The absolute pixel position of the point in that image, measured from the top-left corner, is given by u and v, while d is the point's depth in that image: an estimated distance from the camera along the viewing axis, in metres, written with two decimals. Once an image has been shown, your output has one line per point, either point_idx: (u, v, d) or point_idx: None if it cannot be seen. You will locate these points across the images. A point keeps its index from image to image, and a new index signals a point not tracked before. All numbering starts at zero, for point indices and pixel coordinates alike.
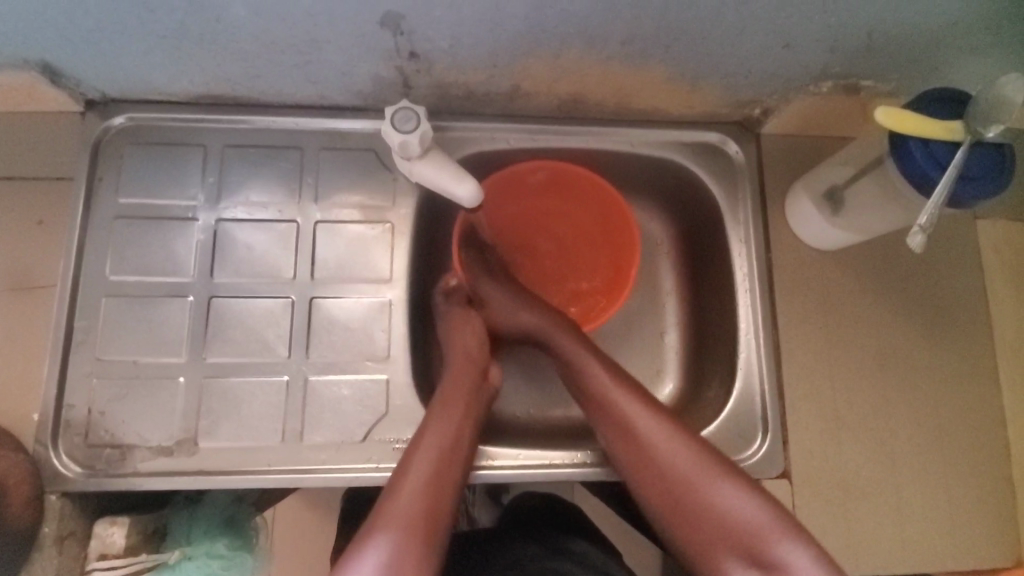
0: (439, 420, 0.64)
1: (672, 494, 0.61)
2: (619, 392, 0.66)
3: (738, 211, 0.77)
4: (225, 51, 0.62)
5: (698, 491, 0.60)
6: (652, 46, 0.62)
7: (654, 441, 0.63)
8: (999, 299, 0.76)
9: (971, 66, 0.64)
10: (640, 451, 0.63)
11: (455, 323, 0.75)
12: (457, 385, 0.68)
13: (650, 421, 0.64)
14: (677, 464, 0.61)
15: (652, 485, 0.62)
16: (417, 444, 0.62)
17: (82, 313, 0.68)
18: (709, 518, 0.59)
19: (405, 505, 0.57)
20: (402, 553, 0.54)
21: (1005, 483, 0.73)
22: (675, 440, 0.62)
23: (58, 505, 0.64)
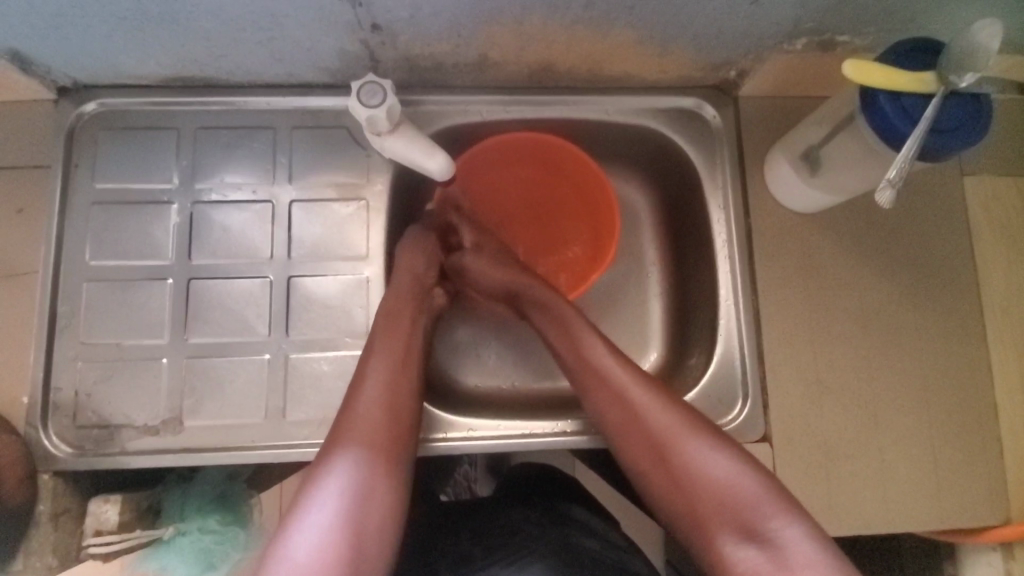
0: (386, 347, 0.64)
1: (653, 443, 0.59)
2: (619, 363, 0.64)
3: (716, 177, 0.76)
4: (187, 31, 0.62)
5: (675, 441, 0.58)
6: (616, 8, 0.61)
7: (638, 412, 0.61)
8: (985, 257, 0.75)
9: (947, 16, 0.62)
10: (633, 426, 0.61)
11: (403, 249, 0.72)
12: (399, 315, 0.67)
13: (637, 390, 0.62)
14: (661, 431, 0.59)
15: (643, 440, 0.60)
16: (367, 369, 0.62)
17: (65, 298, 0.69)
18: (693, 484, 0.57)
19: (365, 425, 0.58)
20: (366, 471, 0.56)
21: (992, 440, 0.72)
22: (663, 415, 0.60)
23: (51, 484, 0.66)
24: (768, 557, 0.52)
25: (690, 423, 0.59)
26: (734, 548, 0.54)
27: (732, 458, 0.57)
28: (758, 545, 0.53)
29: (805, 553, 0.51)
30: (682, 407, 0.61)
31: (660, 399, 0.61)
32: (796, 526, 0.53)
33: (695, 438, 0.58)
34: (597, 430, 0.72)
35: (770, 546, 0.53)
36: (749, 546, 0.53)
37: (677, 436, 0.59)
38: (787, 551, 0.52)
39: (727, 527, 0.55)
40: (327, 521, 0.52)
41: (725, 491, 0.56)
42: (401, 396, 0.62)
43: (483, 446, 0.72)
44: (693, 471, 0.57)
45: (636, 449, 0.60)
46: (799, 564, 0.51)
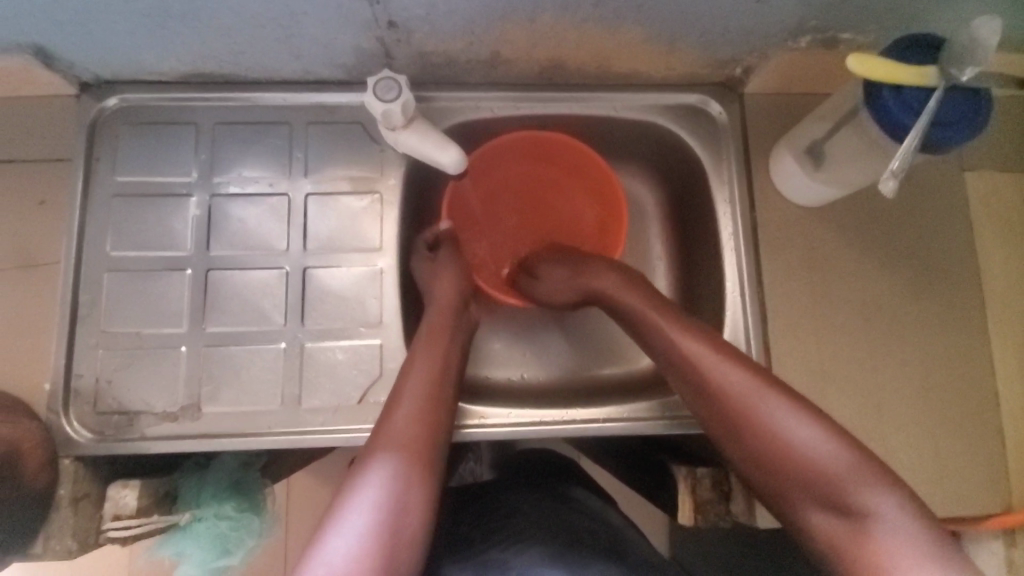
0: (424, 360, 0.65)
1: (726, 409, 0.59)
2: (707, 345, 0.62)
3: (722, 172, 0.78)
4: (208, 27, 0.64)
5: (747, 407, 0.58)
6: (625, 7, 0.63)
7: (724, 389, 0.60)
8: (986, 250, 0.77)
9: (947, 14, 0.64)
10: (717, 403, 0.60)
11: (439, 276, 0.75)
12: (442, 334, 0.69)
13: (725, 368, 0.60)
14: (747, 406, 0.58)
15: (700, 402, 0.62)
16: (404, 384, 0.63)
17: (86, 288, 0.71)
18: (770, 447, 0.57)
19: (399, 436, 0.59)
20: (400, 478, 0.56)
21: (994, 429, 0.74)
22: (755, 393, 0.59)
23: (72, 468, 0.67)
24: (854, 530, 0.53)
25: (785, 400, 0.58)
26: (818, 517, 0.55)
27: (830, 436, 0.56)
28: (847, 519, 0.54)
29: (900, 528, 0.52)
30: (775, 384, 0.59)
31: (737, 363, 0.61)
32: (894, 501, 0.53)
33: (768, 399, 0.58)
34: (605, 417, 0.74)
35: (860, 519, 0.53)
36: (839, 520, 0.54)
37: (768, 413, 0.57)
38: (882, 526, 0.52)
39: (813, 501, 0.55)
40: (363, 523, 0.53)
41: (806, 455, 0.56)
42: (437, 408, 0.62)
43: (494, 434, 0.73)
44: (786, 447, 0.56)
45: (708, 412, 0.61)
46: (884, 525, 0.52)
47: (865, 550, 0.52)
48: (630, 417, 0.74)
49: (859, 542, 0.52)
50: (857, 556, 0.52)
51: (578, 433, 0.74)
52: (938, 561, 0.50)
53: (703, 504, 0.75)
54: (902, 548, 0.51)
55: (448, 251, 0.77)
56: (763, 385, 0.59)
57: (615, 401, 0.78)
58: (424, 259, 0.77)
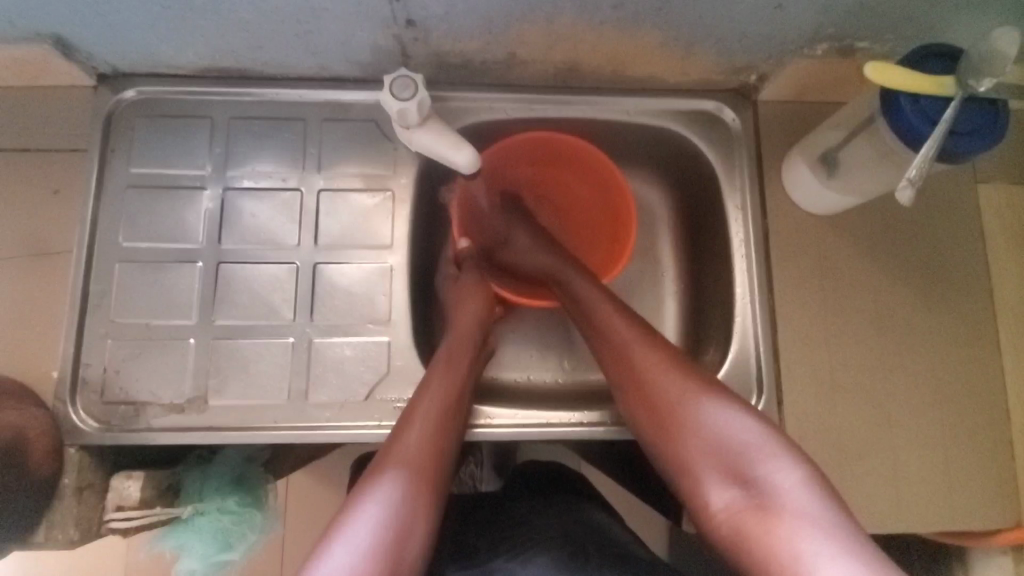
0: (439, 383, 0.65)
1: (655, 400, 0.60)
2: (626, 327, 0.65)
3: (735, 178, 0.78)
4: (228, 21, 0.64)
5: (678, 396, 0.59)
6: (644, 10, 0.63)
7: (643, 368, 0.61)
8: (1000, 262, 0.76)
9: (965, 24, 0.64)
10: (637, 383, 0.61)
11: (464, 301, 0.76)
12: (459, 359, 0.69)
13: (642, 347, 0.62)
14: (663, 383, 0.60)
15: (633, 393, 0.62)
16: (417, 406, 0.63)
17: (97, 278, 0.71)
18: (695, 437, 0.57)
19: (408, 457, 0.58)
20: (406, 497, 0.56)
21: (1004, 444, 0.73)
22: (670, 371, 0.60)
23: (77, 457, 0.67)
24: (755, 504, 0.51)
25: (699, 383, 0.59)
26: (720, 492, 0.54)
27: (742, 414, 0.56)
28: (746, 494, 0.53)
29: (799, 501, 0.50)
30: (689, 367, 0.61)
31: (667, 354, 0.62)
32: (794, 474, 0.52)
33: (700, 392, 0.58)
34: (610, 422, 0.74)
35: (761, 492, 0.52)
36: (739, 494, 0.53)
37: (683, 390, 0.59)
38: (781, 497, 0.51)
39: (717, 475, 0.54)
40: (364, 541, 0.52)
41: (728, 442, 0.55)
42: (444, 433, 0.62)
43: (499, 434, 0.73)
44: (695, 422, 0.57)
45: (640, 406, 0.61)
46: (793, 512, 0.49)
47: (767, 522, 0.50)
48: (634, 422, 0.74)
49: (757, 516, 0.51)
50: (756, 530, 0.50)
51: (583, 437, 0.74)
52: (838, 533, 0.48)
53: None
54: (798, 518, 0.49)
55: (473, 272, 0.79)
56: (690, 376, 0.60)
57: (621, 405, 0.78)
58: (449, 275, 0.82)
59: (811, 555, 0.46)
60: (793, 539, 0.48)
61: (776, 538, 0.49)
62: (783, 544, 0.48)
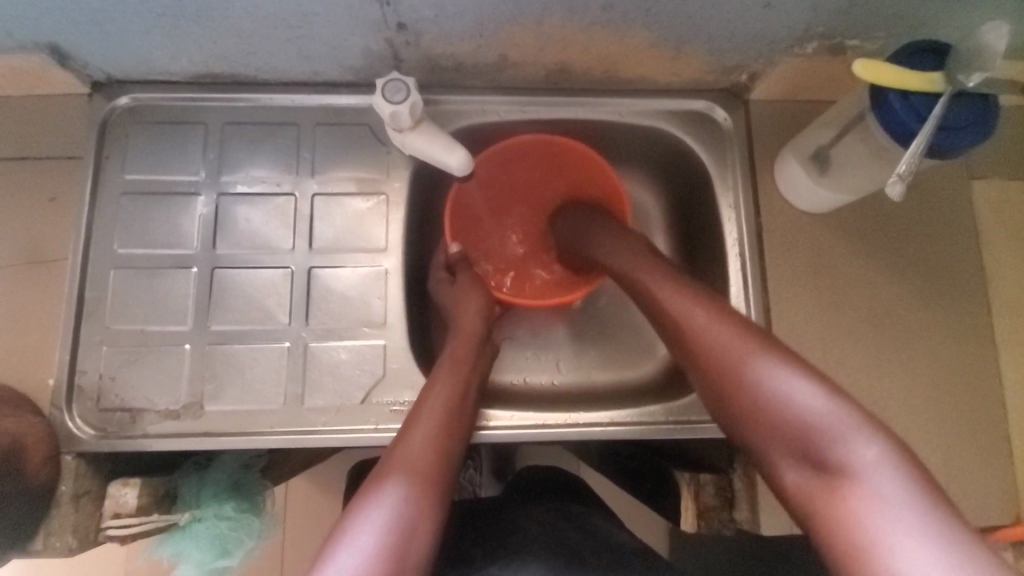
0: (444, 385, 0.66)
1: (716, 370, 0.56)
2: (682, 296, 0.62)
3: (728, 177, 0.78)
4: (220, 27, 0.64)
5: (740, 366, 0.55)
6: (634, 10, 0.63)
7: (706, 338, 0.58)
8: (994, 258, 0.76)
9: (953, 21, 0.64)
10: (699, 355, 0.58)
11: (462, 303, 0.76)
12: (464, 361, 0.70)
13: (705, 318, 0.59)
14: (729, 355, 0.56)
15: (695, 364, 0.58)
16: (421, 408, 0.63)
17: (93, 285, 0.71)
18: (761, 411, 0.53)
19: (412, 460, 0.58)
20: (412, 499, 0.56)
21: (1002, 440, 0.73)
22: (733, 340, 0.56)
23: (73, 465, 0.67)
24: (828, 485, 0.48)
25: (768, 351, 0.54)
26: (792, 471, 0.51)
27: (813, 385, 0.51)
28: (820, 474, 0.49)
29: (883, 484, 0.45)
30: (761, 335, 0.56)
31: (727, 321, 0.58)
32: (880, 454, 0.47)
33: (765, 360, 0.54)
34: (606, 422, 0.74)
35: (837, 473, 0.48)
36: (813, 474, 0.49)
37: (748, 358, 0.54)
38: (861, 479, 0.46)
39: (785, 451, 0.51)
40: (368, 544, 0.52)
41: (800, 417, 0.50)
42: (450, 436, 0.62)
43: (496, 436, 0.73)
44: (762, 395, 0.53)
45: (702, 377, 0.58)
46: (874, 497, 0.45)
47: (839, 504, 0.46)
48: (630, 421, 0.74)
49: (831, 497, 0.47)
50: (830, 512, 0.47)
51: (580, 438, 0.74)
52: (925, 522, 0.43)
53: (707, 511, 0.73)
54: (876, 503, 0.45)
55: (468, 275, 0.79)
56: (756, 344, 0.55)
57: (617, 405, 0.78)
58: (441, 280, 0.80)
59: (888, 542, 0.43)
60: (867, 524, 0.44)
61: (853, 522, 0.45)
62: (865, 528, 0.44)
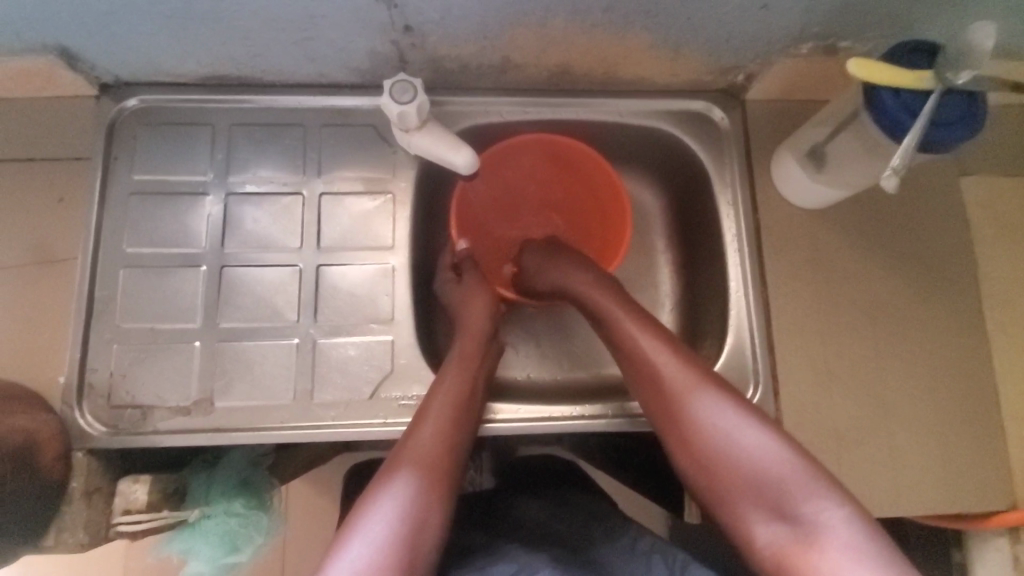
0: (456, 380, 0.67)
1: (667, 404, 0.61)
2: (637, 329, 0.65)
3: (725, 174, 0.80)
4: (230, 29, 0.66)
5: (692, 405, 0.59)
6: (634, 13, 0.65)
7: (677, 391, 0.60)
8: (984, 252, 0.79)
9: (940, 22, 0.67)
10: (665, 401, 0.61)
11: (469, 301, 0.77)
12: (473, 358, 0.71)
13: (675, 371, 0.61)
14: (698, 411, 0.59)
15: (646, 393, 0.63)
16: (430, 405, 0.64)
17: (102, 284, 0.72)
18: (720, 457, 0.57)
19: (422, 454, 0.59)
20: (422, 491, 0.57)
21: (994, 427, 0.75)
22: (687, 381, 0.60)
23: (84, 461, 0.67)
24: (799, 539, 0.53)
25: (734, 405, 0.59)
26: (763, 528, 0.55)
27: (768, 436, 0.57)
28: (791, 528, 0.54)
29: (845, 536, 0.51)
30: (723, 388, 0.60)
31: (675, 356, 0.62)
32: (838, 508, 0.53)
33: (711, 400, 0.59)
34: (610, 414, 0.75)
35: (805, 528, 0.53)
36: (782, 528, 0.54)
37: (716, 414, 0.58)
38: (825, 534, 0.52)
39: (754, 508, 0.56)
40: (381, 534, 0.53)
41: (764, 471, 0.56)
42: (459, 431, 0.63)
43: (502, 429, 0.74)
44: (732, 452, 0.57)
45: (653, 409, 0.63)
46: (839, 548, 0.51)
47: (811, 559, 0.51)
48: (632, 413, 0.75)
49: (803, 552, 0.52)
50: (803, 566, 0.52)
51: (585, 429, 0.75)
52: (886, 569, 0.49)
53: None
54: (844, 555, 0.50)
55: (472, 274, 0.80)
56: (703, 381, 0.60)
57: (621, 398, 0.79)
58: (448, 280, 0.82)
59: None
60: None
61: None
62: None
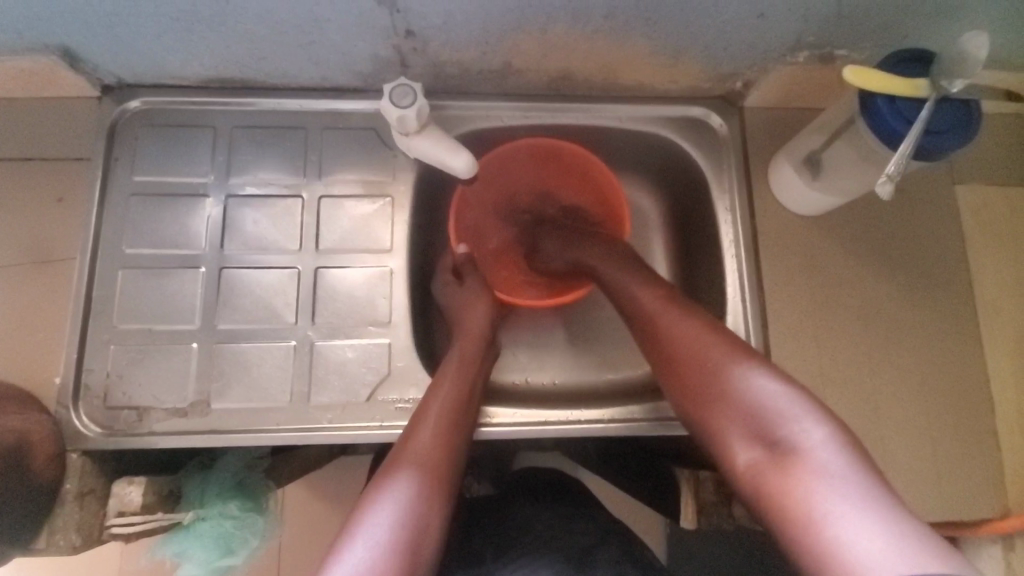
0: (451, 383, 0.67)
1: (671, 352, 0.62)
2: (647, 289, 0.67)
3: (723, 181, 0.81)
4: (232, 32, 0.66)
5: (695, 350, 0.60)
6: (634, 19, 0.66)
7: (675, 335, 0.62)
8: (978, 260, 0.79)
9: (936, 32, 0.67)
10: (670, 349, 0.62)
11: (468, 304, 0.77)
12: (472, 362, 0.71)
13: (675, 315, 0.63)
14: (693, 348, 0.60)
15: (654, 348, 0.64)
16: (428, 407, 0.64)
17: (100, 284, 0.72)
18: (716, 395, 0.58)
19: (421, 457, 0.59)
20: (422, 493, 0.57)
21: (989, 434, 0.75)
22: (692, 329, 0.62)
23: (78, 462, 0.67)
24: (778, 462, 0.52)
25: (731, 343, 0.59)
26: (745, 451, 0.54)
27: (761, 370, 0.56)
28: (771, 452, 0.53)
29: (825, 458, 0.49)
30: (721, 330, 0.61)
31: (683, 309, 0.64)
32: (824, 434, 0.51)
33: (713, 344, 0.60)
34: (607, 419, 0.75)
35: (785, 449, 0.52)
36: (764, 452, 0.53)
37: (710, 349, 0.59)
38: (805, 456, 0.50)
39: (740, 434, 0.55)
40: (380, 538, 0.53)
41: (752, 399, 0.55)
42: (457, 433, 0.63)
43: (499, 433, 0.74)
44: (721, 381, 0.57)
45: (660, 360, 0.64)
46: (817, 470, 0.49)
47: (788, 479, 0.50)
48: (629, 418, 0.75)
49: (780, 473, 0.51)
50: (778, 486, 0.50)
51: (581, 435, 0.75)
52: (863, 493, 0.47)
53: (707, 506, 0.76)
54: (820, 476, 0.48)
55: (470, 278, 0.80)
56: (709, 330, 0.61)
57: (618, 403, 0.79)
58: (447, 283, 0.82)
59: (829, 511, 0.46)
60: (811, 496, 0.48)
61: (797, 494, 0.49)
62: (806, 499, 0.48)
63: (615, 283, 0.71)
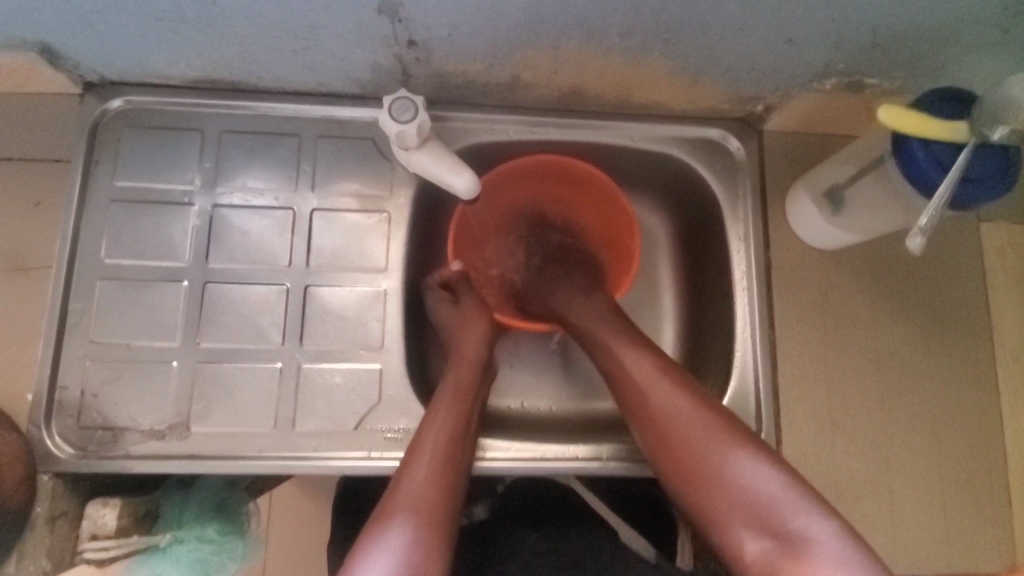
0: (445, 415, 0.64)
1: (660, 425, 0.60)
2: (626, 347, 0.66)
3: (738, 209, 0.77)
4: (221, 34, 0.61)
5: (681, 430, 0.59)
6: (653, 39, 0.61)
7: (674, 417, 0.60)
8: (1000, 303, 0.76)
9: (976, 66, 0.63)
10: (657, 423, 0.60)
11: (464, 325, 0.74)
12: (467, 390, 0.67)
13: (676, 403, 0.60)
14: (683, 426, 0.59)
15: (638, 417, 0.62)
16: (422, 445, 0.61)
17: (77, 295, 0.68)
18: (706, 475, 0.57)
19: (415, 499, 0.57)
20: (419, 541, 0.54)
21: (1001, 487, 0.72)
22: (675, 399, 0.60)
23: (50, 485, 0.64)
24: (788, 556, 0.52)
25: (727, 426, 0.58)
26: (751, 542, 0.54)
27: (752, 452, 0.56)
28: (776, 542, 0.53)
29: (830, 550, 0.50)
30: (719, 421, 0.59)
31: (664, 375, 0.62)
32: (823, 525, 0.52)
33: (696, 418, 0.59)
34: (607, 457, 0.72)
35: (789, 539, 0.52)
36: (769, 542, 0.53)
37: (714, 438, 0.57)
38: (812, 549, 0.51)
39: (742, 523, 0.54)
40: None
41: (745, 485, 0.55)
42: (454, 469, 0.60)
43: (488, 467, 0.71)
44: (715, 465, 0.56)
45: (647, 435, 0.61)
46: (825, 562, 0.50)
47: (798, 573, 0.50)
48: (628, 457, 0.72)
49: (791, 566, 0.51)
50: None
51: (579, 473, 0.72)
52: None
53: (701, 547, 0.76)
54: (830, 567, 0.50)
55: (469, 295, 0.77)
56: (692, 402, 0.60)
57: (617, 437, 0.76)
58: (441, 299, 0.77)
59: None
60: None
61: None
62: None
63: (595, 335, 0.69)
